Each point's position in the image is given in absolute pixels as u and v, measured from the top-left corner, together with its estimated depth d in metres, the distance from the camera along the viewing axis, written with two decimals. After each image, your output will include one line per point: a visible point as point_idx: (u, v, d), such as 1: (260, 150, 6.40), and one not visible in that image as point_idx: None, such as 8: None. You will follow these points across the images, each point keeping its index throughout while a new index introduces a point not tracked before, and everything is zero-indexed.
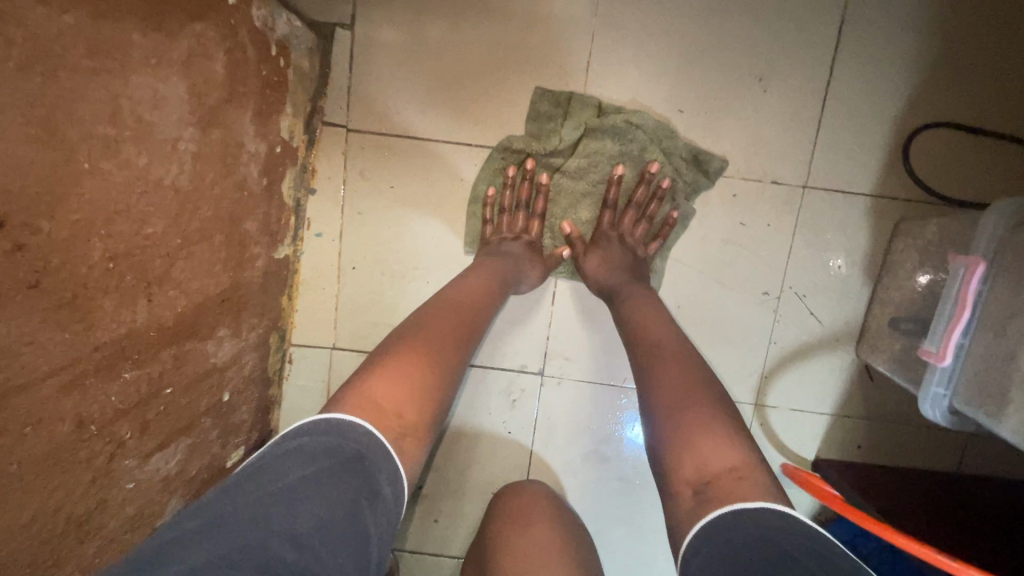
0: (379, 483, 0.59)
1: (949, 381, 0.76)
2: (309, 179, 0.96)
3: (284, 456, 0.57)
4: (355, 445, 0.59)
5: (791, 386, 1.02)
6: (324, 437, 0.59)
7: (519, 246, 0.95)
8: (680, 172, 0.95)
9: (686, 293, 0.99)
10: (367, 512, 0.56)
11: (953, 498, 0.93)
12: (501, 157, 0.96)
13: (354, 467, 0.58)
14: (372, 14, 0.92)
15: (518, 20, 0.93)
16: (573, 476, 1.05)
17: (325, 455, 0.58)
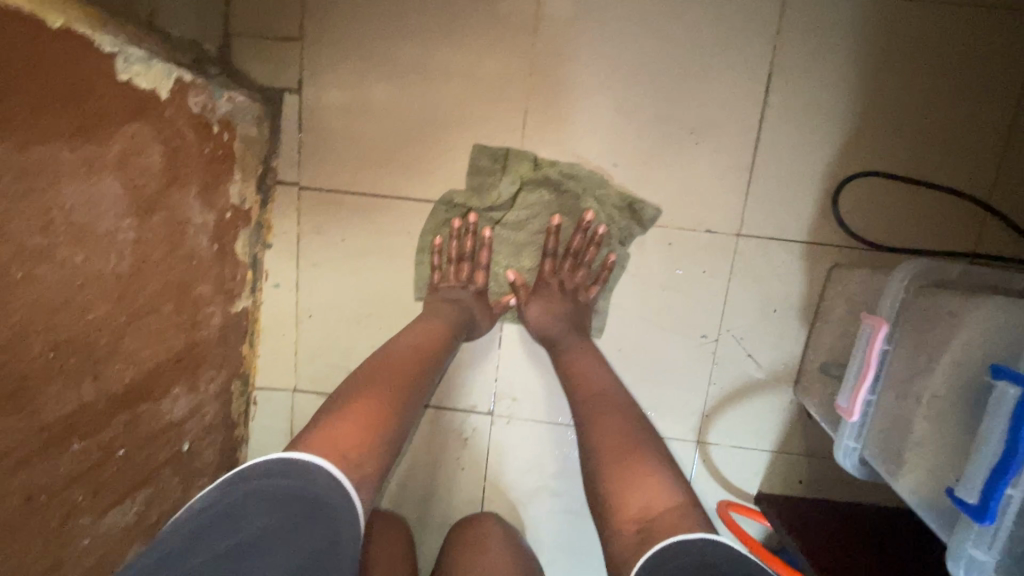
0: (337, 526, 0.61)
1: (859, 434, 0.78)
2: (265, 234, 1.02)
3: (247, 502, 0.60)
4: (315, 490, 0.61)
5: (732, 424, 1.05)
6: (286, 481, 0.61)
7: (465, 295, 0.99)
8: (614, 219, 0.99)
9: (627, 337, 1.03)
10: (323, 557, 0.59)
11: (881, 533, 0.96)
12: (445, 210, 1.01)
13: (313, 513, 0.60)
14: (318, 79, 0.97)
15: (456, 80, 0.97)
16: (524, 509, 1.10)
17: (285, 500, 0.60)
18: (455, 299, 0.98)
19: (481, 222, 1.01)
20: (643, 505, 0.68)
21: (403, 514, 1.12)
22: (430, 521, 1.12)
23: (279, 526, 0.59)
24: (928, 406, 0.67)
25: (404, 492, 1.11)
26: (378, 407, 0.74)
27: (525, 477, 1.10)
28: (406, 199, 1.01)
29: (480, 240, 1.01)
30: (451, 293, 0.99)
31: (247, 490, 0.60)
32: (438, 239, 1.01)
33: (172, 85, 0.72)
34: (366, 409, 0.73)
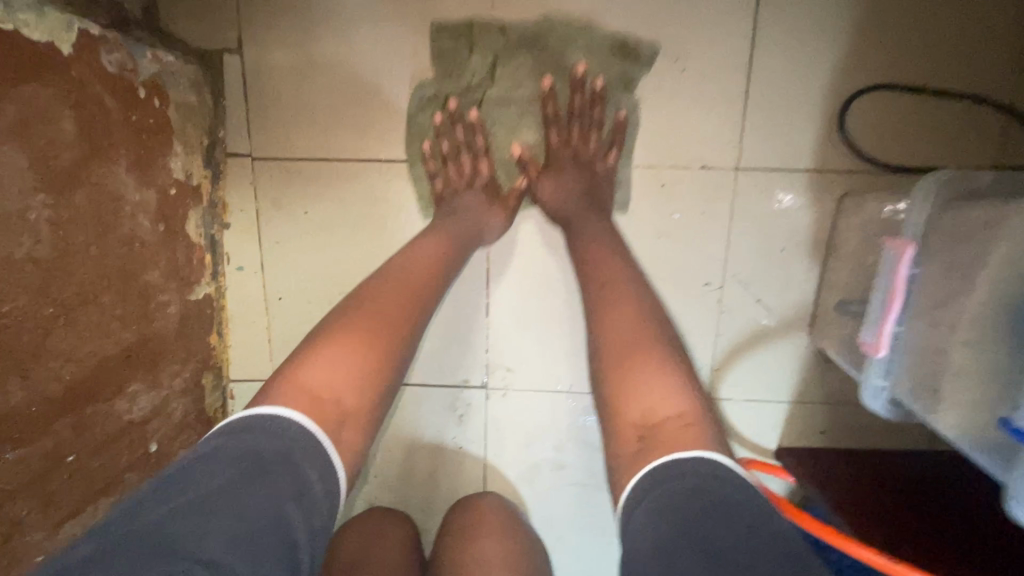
0: (306, 475, 0.54)
1: (889, 372, 0.70)
2: (221, 213, 0.93)
3: (199, 464, 0.52)
4: (279, 441, 0.54)
5: (745, 376, 0.98)
6: (250, 433, 0.54)
7: (472, 196, 0.91)
8: (612, 70, 0.88)
9: (653, 229, 0.92)
10: (294, 512, 0.51)
11: (917, 483, 0.88)
12: (423, 107, 0.90)
13: (277, 466, 0.53)
14: (260, 35, 0.88)
15: (412, 23, 0.87)
16: (529, 485, 1.04)
17: (241, 457, 0.52)
18: (461, 208, 0.90)
19: (463, 107, 0.90)
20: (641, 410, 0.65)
21: (403, 501, 1.05)
22: (430, 505, 1.05)
23: (241, 478, 0.51)
24: (964, 331, 0.60)
25: (403, 478, 1.04)
26: (362, 348, 0.67)
27: (529, 450, 1.03)
28: (371, 161, 0.92)
29: (469, 126, 0.90)
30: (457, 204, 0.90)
31: (204, 452, 0.53)
32: (426, 141, 0.91)
33: (76, 39, 0.64)
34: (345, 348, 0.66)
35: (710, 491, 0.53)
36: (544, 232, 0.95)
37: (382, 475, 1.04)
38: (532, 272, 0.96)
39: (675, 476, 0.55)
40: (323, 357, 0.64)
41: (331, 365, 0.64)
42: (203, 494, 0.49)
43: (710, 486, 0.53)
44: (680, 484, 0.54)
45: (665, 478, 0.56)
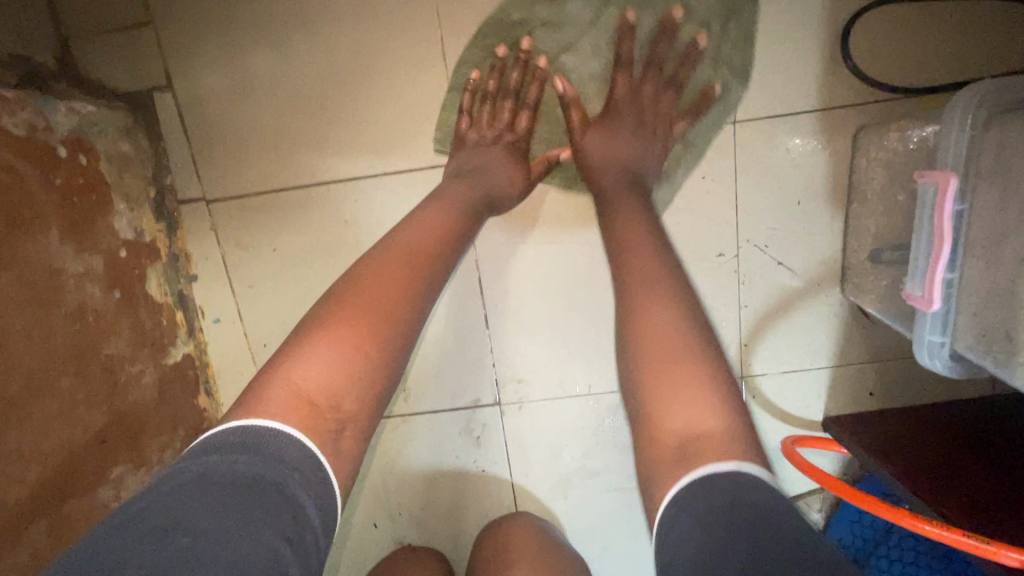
0: (304, 507, 0.47)
1: (945, 325, 0.61)
2: (186, 266, 0.86)
3: (186, 489, 0.44)
4: (276, 467, 0.47)
5: (779, 347, 0.89)
6: (248, 455, 0.47)
7: (496, 149, 0.80)
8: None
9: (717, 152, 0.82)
10: (290, 556, 0.43)
11: (987, 435, 0.78)
12: (493, 34, 0.80)
13: (274, 500, 0.45)
14: (187, 67, 0.80)
15: (349, 23, 0.79)
16: (561, 499, 0.96)
17: (234, 485, 0.45)
18: (472, 164, 0.79)
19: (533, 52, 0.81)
20: (684, 420, 0.54)
21: (433, 535, 0.98)
22: (463, 536, 0.98)
23: (236, 510, 0.43)
24: None
25: (432, 513, 0.97)
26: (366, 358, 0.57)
27: (555, 462, 0.95)
28: (334, 182, 0.84)
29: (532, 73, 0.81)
30: (450, 165, 0.80)
31: (192, 475, 0.45)
32: (476, 71, 0.80)
33: None
34: (339, 337, 0.56)
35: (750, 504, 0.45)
36: (534, 228, 0.87)
37: (408, 512, 0.98)
38: (530, 271, 0.88)
39: (711, 490, 0.48)
40: (316, 352, 0.55)
41: (326, 366, 0.54)
42: (186, 523, 0.42)
43: (752, 498, 0.46)
44: (716, 494, 0.47)
45: (700, 493, 0.48)
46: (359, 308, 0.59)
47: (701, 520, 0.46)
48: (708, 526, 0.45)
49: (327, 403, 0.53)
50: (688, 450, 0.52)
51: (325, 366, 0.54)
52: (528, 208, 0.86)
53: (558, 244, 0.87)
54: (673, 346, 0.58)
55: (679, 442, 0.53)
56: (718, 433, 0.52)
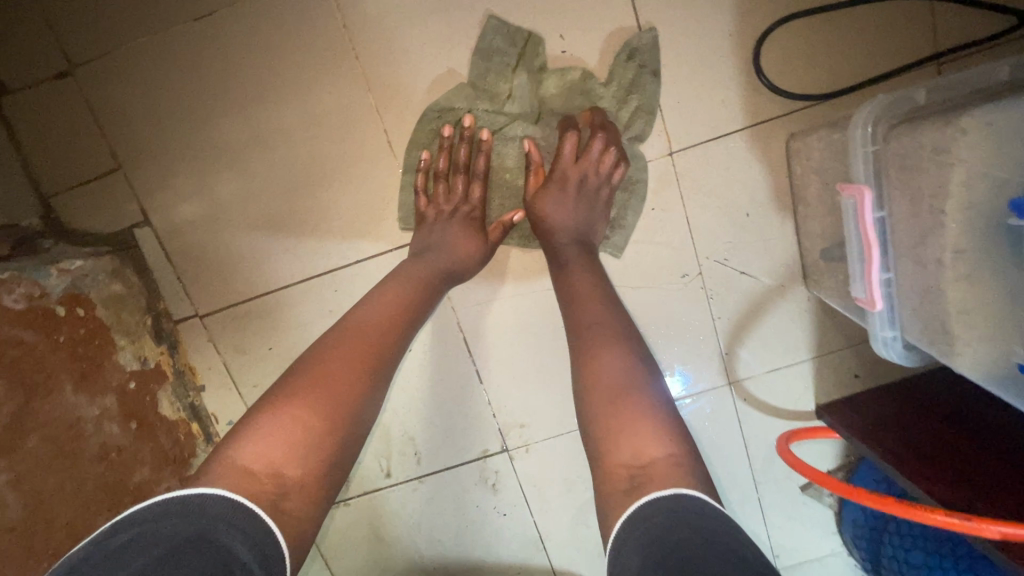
0: (238, 549, 0.52)
1: (893, 320, 0.65)
2: (192, 378, 0.92)
3: (111, 558, 0.49)
4: (199, 520, 0.53)
5: (759, 350, 0.93)
6: (196, 500, 0.54)
7: (453, 222, 0.83)
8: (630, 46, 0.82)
9: (660, 190, 0.87)
10: None
11: (962, 401, 0.81)
12: (437, 116, 0.85)
13: (197, 548, 0.51)
14: (160, 200, 0.87)
15: (299, 134, 0.86)
16: (584, 527, 1.00)
17: (157, 545, 0.50)
18: (434, 238, 0.82)
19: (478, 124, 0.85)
20: (632, 451, 0.62)
21: None
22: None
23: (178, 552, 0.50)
24: (953, 267, 0.54)
25: (466, 561, 1.02)
26: None
27: (570, 493, 0.99)
28: (312, 278, 0.89)
29: (479, 145, 0.85)
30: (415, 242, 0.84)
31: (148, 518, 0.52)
32: (425, 151, 0.85)
33: None
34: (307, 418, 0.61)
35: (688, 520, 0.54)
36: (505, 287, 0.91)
37: (444, 564, 1.03)
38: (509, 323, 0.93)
39: (654, 514, 0.55)
40: (275, 420, 0.61)
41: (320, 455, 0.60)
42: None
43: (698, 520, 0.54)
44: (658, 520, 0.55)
45: (635, 524, 0.56)
46: (322, 385, 0.64)
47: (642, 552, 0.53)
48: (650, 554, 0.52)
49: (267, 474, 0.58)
50: (637, 479, 0.60)
51: (272, 442, 0.59)
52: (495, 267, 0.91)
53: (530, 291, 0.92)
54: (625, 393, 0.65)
55: (629, 473, 0.61)
56: (662, 459, 0.61)
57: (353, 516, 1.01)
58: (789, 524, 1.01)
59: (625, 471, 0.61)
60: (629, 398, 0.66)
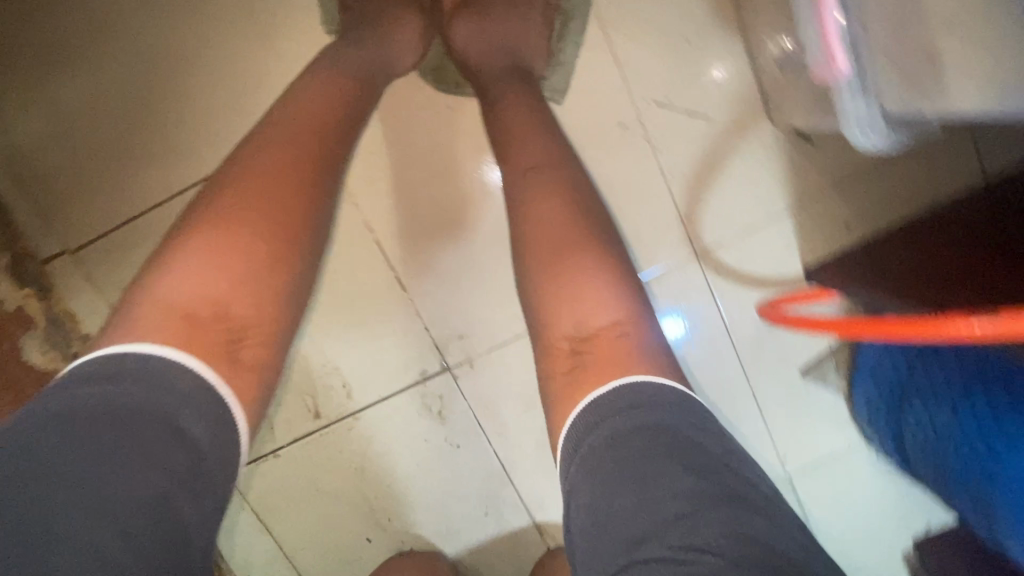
0: (184, 428, 0.45)
1: (864, 85, 0.50)
2: (74, 328, 0.79)
3: (67, 421, 0.42)
4: (165, 395, 0.45)
5: (724, 209, 0.78)
6: (104, 388, 0.43)
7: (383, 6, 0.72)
8: None
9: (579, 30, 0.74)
10: (178, 484, 0.44)
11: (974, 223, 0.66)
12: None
13: (160, 432, 0.43)
14: (7, 120, 0.75)
15: (155, 23, 0.75)
16: (553, 450, 0.87)
17: (119, 417, 0.43)
18: None
19: None
20: (575, 323, 0.57)
21: (434, 531, 0.90)
22: (464, 521, 0.89)
23: (97, 455, 0.41)
24: None
25: (424, 506, 0.89)
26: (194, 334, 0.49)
27: (531, 411, 0.86)
28: (189, 190, 0.77)
29: None
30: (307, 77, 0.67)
31: (35, 422, 0.42)
32: None
33: None
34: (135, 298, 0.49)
35: (643, 425, 0.46)
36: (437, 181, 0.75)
37: (399, 513, 0.89)
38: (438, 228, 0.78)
39: (597, 426, 0.48)
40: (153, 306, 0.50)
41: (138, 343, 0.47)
42: (63, 460, 0.41)
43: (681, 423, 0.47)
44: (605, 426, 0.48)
45: (577, 440, 0.49)
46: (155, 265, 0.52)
47: (581, 469, 0.46)
48: (594, 472, 0.45)
49: (210, 312, 0.50)
50: (579, 351, 0.56)
51: (201, 273, 0.51)
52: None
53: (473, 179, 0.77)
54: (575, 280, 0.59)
55: (570, 346, 0.57)
56: (606, 330, 0.56)
57: (287, 471, 0.87)
58: (792, 421, 0.86)
59: (567, 344, 0.57)
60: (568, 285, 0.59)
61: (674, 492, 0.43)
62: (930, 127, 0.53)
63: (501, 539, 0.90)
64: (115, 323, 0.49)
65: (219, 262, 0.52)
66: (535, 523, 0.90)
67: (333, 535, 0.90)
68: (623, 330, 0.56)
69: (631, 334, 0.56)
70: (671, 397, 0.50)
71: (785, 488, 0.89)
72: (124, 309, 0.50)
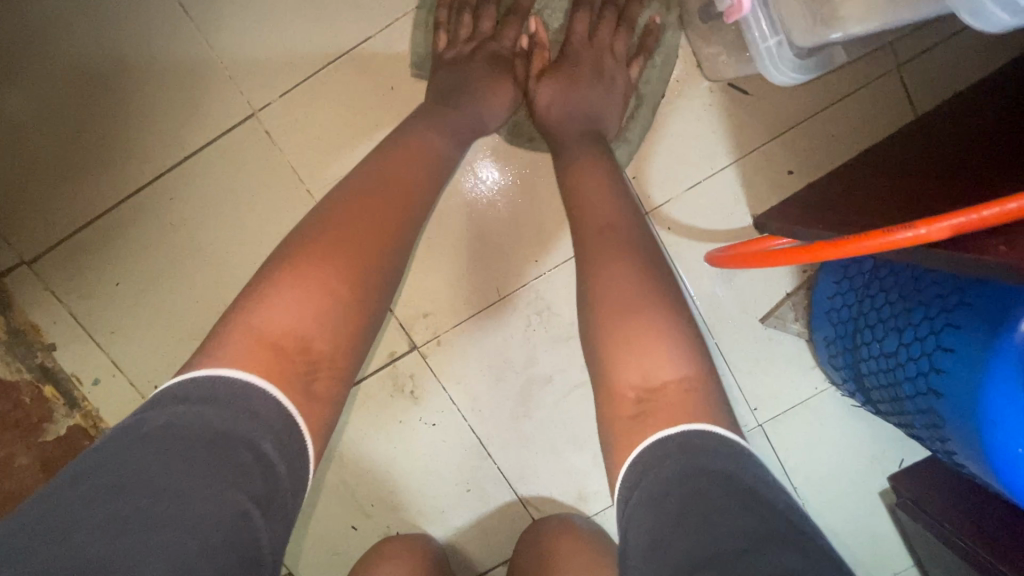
0: (263, 452, 0.46)
1: (774, 21, 0.55)
2: (36, 338, 0.80)
3: (157, 445, 0.44)
4: (246, 419, 0.46)
5: (670, 165, 0.80)
6: (196, 410, 0.45)
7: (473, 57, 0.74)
8: None
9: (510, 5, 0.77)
10: (254, 507, 0.44)
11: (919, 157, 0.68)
12: None
13: (241, 455, 0.45)
14: None
15: (82, 25, 0.75)
16: (529, 419, 0.88)
17: (204, 441, 0.44)
18: None
19: None
20: (641, 371, 0.56)
21: (420, 514, 0.91)
22: (447, 500, 0.90)
23: (183, 476, 0.43)
24: None
25: (406, 488, 0.90)
26: None
27: (502, 384, 0.87)
28: (140, 191, 0.78)
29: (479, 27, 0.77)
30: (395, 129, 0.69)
31: (129, 443, 0.44)
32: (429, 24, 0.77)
33: None
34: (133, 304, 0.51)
35: (702, 470, 0.47)
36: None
37: (382, 498, 0.90)
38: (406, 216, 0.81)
39: (660, 463, 0.49)
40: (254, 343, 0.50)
41: None
42: (152, 483, 0.42)
43: (743, 476, 0.47)
44: (667, 462, 0.49)
45: (638, 478, 0.50)
46: None
47: (644, 504, 0.47)
48: (657, 503, 0.46)
49: (294, 345, 0.52)
50: (645, 405, 0.54)
51: (299, 310, 0.53)
52: (367, 130, 0.78)
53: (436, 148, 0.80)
54: (631, 324, 0.58)
55: (636, 396, 0.55)
56: (674, 383, 0.55)
57: None
58: (758, 370, 0.88)
59: (632, 394, 0.56)
60: (632, 342, 0.57)
61: (737, 530, 0.42)
62: (844, 52, 0.57)
63: (486, 516, 0.91)
64: (204, 349, 0.51)
65: (318, 307, 0.54)
66: (519, 497, 0.91)
67: (319, 526, 0.90)
68: (690, 385, 0.55)
69: (698, 388, 0.55)
70: (736, 452, 0.49)
71: (760, 438, 0.91)
72: (217, 335, 0.52)
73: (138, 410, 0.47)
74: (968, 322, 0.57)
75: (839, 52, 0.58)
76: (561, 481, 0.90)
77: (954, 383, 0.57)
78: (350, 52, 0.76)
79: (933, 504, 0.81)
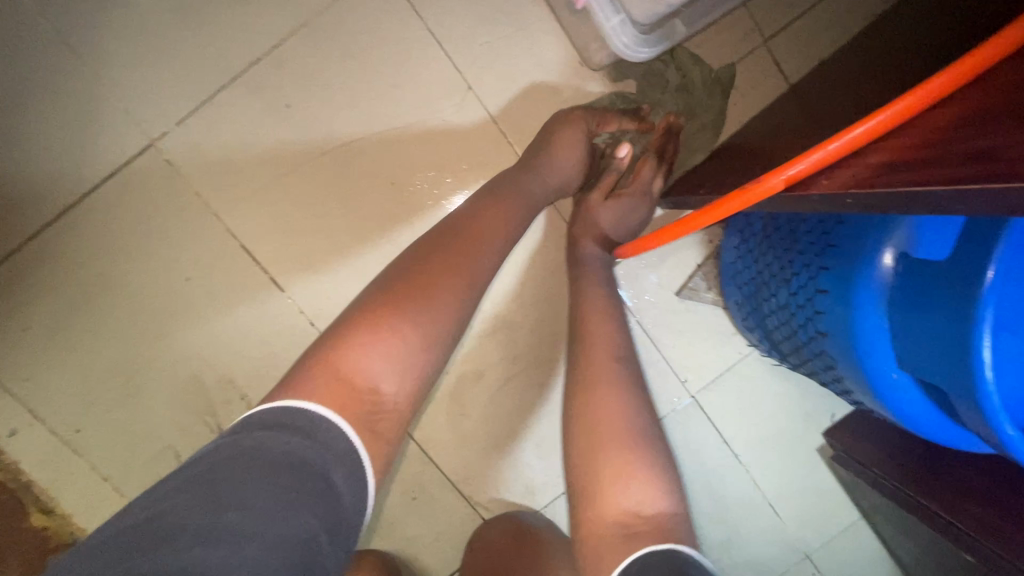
0: (335, 483, 0.45)
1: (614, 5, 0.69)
2: None
3: (241, 465, 0.43)
4: (321, 451, 0.46)
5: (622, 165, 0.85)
6: (277, 436, 0.45)
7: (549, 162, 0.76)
8: None
9: (394, 14, 0.79)
10: (322, 536, 0.43)
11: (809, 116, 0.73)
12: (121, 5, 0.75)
13: (315, 484, 0.44)
14: None
15: None
16: (467, 416, 0.89)
17: (284, 468, 0.43)
18: None
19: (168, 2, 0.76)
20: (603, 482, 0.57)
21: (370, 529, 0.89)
22: (396, 511, 0.89)
23: (264, 496, 0.42)
24: None
25: None
26: None
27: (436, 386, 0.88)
28: (42, 230, 0.77)
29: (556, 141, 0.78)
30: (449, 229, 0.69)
31: (217, 462, 0.43)
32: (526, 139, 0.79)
33: None
34: None
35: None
36: (293, 182, 0.80)
37: None
38: (315, 228, 0.81)
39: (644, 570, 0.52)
40: (343, 388, 0.49)
41: None
42: (235, 499, 0.41)
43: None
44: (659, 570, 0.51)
45: None
46: None
47: None
48: None
49: (366, 385, 0.51)
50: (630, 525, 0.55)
51: (390, 360, 0.52)
52: (271, 151, 0.80)
53: (337, 153, 0.81)
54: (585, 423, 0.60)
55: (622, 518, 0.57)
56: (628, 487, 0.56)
57: None
58: (687, 341, 0.91)
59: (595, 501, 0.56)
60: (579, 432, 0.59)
61: None
62: (682, 25, 0.71)
63: (437, 524, 0.90)
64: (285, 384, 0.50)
65: (408, 365, 0.53)
66: (469, 500, 0.90)
67: None
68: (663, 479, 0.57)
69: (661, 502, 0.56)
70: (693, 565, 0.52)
71: (699, 411, 0.93)
72: (302, 371, 0.51)
73: (223, 436, 0.47)
74: (835, 262, 0.60)
75: (681, 25, 0.71)
76: (511, 477, 0.90)
77: (835, 323, 0.60)
78: (240, 74, 0.78)
79: (862, 450, 0.83)
